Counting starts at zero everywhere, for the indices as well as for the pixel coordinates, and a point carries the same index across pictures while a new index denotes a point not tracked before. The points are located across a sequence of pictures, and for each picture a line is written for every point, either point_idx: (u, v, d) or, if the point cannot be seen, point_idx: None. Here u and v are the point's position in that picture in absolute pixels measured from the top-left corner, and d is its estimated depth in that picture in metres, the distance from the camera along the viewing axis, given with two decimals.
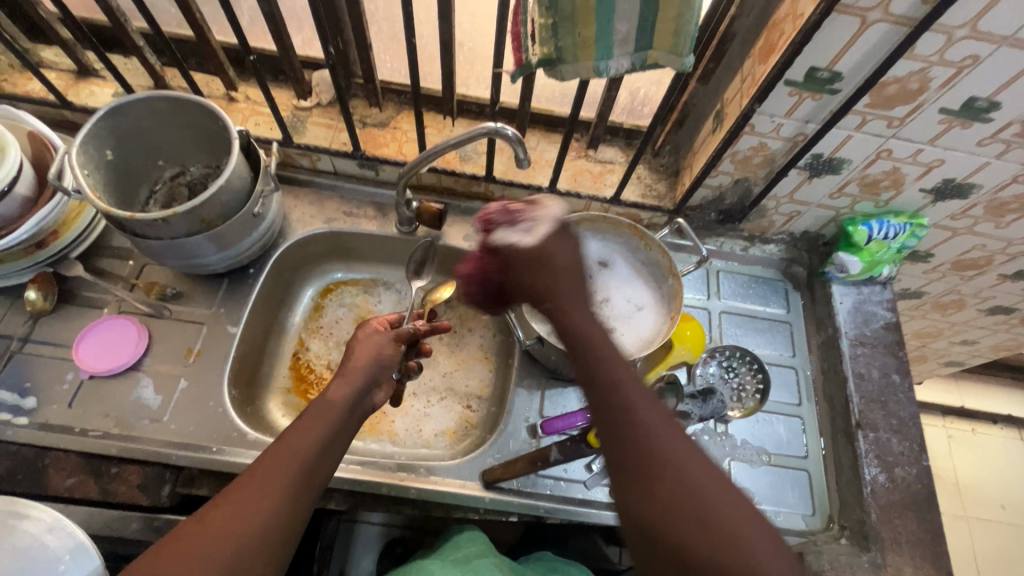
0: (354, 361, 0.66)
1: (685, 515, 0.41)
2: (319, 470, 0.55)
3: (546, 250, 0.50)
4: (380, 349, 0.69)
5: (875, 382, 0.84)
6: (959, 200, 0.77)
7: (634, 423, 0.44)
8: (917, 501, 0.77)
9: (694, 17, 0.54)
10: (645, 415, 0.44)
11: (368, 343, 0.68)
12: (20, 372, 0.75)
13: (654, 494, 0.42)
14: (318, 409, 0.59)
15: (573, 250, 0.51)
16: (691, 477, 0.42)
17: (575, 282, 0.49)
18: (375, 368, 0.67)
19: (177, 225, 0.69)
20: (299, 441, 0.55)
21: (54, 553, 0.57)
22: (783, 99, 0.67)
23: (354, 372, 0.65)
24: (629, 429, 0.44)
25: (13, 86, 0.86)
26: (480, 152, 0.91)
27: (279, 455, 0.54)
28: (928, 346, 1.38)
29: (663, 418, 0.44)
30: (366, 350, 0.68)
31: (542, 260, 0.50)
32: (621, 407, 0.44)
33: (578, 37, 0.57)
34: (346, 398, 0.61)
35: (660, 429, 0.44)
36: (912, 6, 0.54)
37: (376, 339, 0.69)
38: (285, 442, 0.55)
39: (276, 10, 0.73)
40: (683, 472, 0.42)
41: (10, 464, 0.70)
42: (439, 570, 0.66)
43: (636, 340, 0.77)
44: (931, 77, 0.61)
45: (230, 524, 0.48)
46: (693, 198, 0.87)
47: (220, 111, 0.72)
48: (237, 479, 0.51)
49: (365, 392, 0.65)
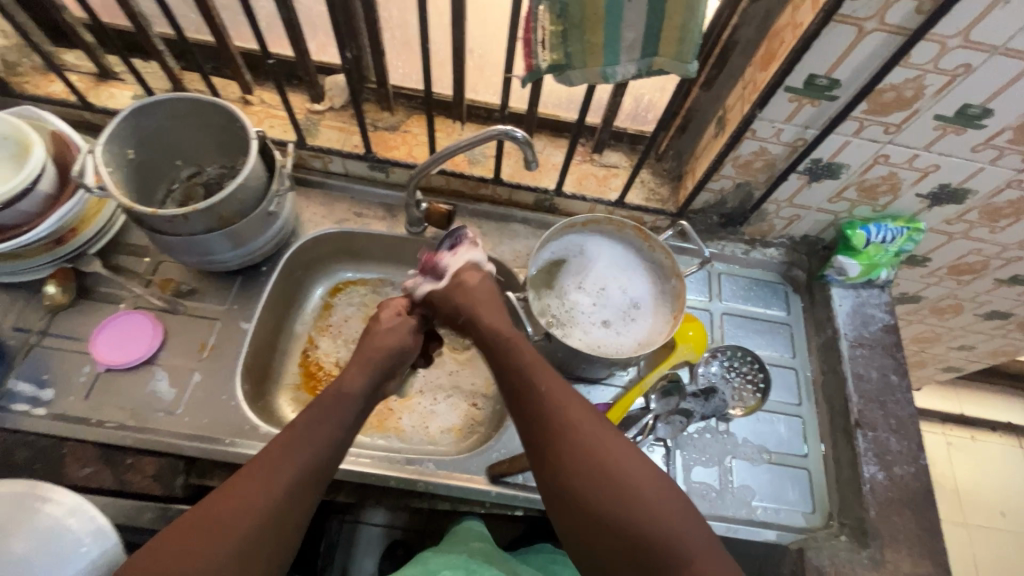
0: (383, 343, 0.72)
1: (591, 478, 0.54)
2: (323, 461, 0.58)
3: (453, 295, 0.74)
4: (402, 338, 0.74)
5: (874, 382, 0.86)
6: (954, 205, 0.80)
7: (549, 414, 0.59)
8: (915, 499, 0.79)
9: (697, 25, 0.57)
10: (557, 406, 0.59)
11: (398, 327, 0.75)
12: (38, 364, 0.76)
13: (565, 465, 0.55)
14: (331, 402, 0.63)
15: (476, 291, 0.74)
16: (594, 449, 0.56)
17: (486, 302, 0.73)
18: (397, 353, 0.73)
19: (195, 221, 0.71)
20: (306, 431, 0.59)
21: (75, 534, 0.61)
22: (784, 104, 0.69)
23: (377, 356, 0.70)
24: (545, 420, 0.58)
25: (36, 88, 0.89)
26: (488, 155, 0.93)
27: (287, 444, 0.57)
28: (927, 352, 1.39)
29: (574, 407, 0.59)
30: (393, 334, 0.74)
31: (459, 287, 0.74)
32: (538, 406, 0.60)
33: (586, 43, 0.59)
34: (360, 390, 0.66)
35: (570, 414, 0.58)
36: (907, 16, 0.57)
37: (402, 324, 0.76)
38: (291, 432, 0.58)
39: (294, 16, 0.75)
40: (590, 447, 0.56)
41: (29, 454, 0.72)
42: (433, 558, 0.68)
43: (633, 337, 0.81)
44: (926, 85, 0.63)
45: (240, 510, 0.51)
46: (695, 202, 0.89)
47: (239, 113, 0.75)
48: (240, 471, 0.55)
49: (382, 379, 0.70)
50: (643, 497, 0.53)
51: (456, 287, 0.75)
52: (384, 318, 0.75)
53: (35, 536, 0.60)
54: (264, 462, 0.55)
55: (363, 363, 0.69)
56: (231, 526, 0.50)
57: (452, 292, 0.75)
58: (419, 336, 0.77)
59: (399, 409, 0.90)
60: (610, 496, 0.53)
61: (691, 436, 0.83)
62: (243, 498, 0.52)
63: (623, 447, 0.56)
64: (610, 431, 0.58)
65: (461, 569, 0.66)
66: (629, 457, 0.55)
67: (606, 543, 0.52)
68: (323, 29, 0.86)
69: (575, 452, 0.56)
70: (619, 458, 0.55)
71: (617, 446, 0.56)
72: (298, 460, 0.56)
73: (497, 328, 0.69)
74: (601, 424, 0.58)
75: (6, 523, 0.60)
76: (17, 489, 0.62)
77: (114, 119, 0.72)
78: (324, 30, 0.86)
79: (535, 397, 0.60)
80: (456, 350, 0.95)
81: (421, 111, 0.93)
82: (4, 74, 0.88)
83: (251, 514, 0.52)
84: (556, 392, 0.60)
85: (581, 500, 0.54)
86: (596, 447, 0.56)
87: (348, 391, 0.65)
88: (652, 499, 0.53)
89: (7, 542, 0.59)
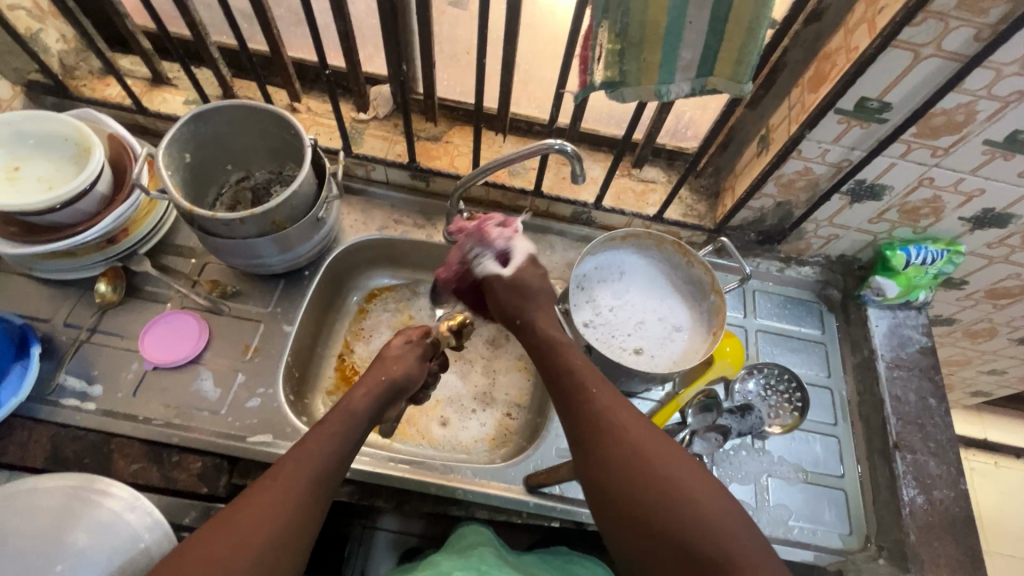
0: (388, 372, 0.70)
1: (636, 476, 0.54)
2: (329, 478, 0.59)
3: (520, 285, 0.74)
4: (410, 366, 0.73)
5: (913, 405, 0.85)
6: (997, 229, 0.79)
7: (596, 414, 0.60)
8: (956, 525, 0.78)
9: (756, 47, 0.57)
10: (602, 418, 0.60)
11: (407, 354, 0.74)
12: (89, 361, 0.78)
13: (612, 463, 0.56)
14: (341, 418, 0.63)
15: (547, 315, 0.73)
16: (639, 451, 0.56)
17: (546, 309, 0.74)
18: (404, 381, 0.71)
19: (250, 225, 0.73)
20: (318, 448, 0.59)
21: (133, 528, 0.65)
22: (832, 126, 0.70)
23: (386, 378, 0.69)
24: (590, 425, 0.60)
25: (93, 91, 0.92)
26: (529, 168, 0.95)
27: (300, 461, 0.57)
28: (956, 375, 1.38)
29: (620, 414, 0.60)
30: (402, 361, 0.72)
31: (518, 286, 0.74)
32: (580, 413, 0.61)
33: (643, 62, 0.60)
34: (366, 410, 0.66)
35: (615, 422, 0.59)
36: (964, 43, 0.58)
37: (412, 351, 0.74)
38: (305, 445, 0.59)
39: (349, 29, 0.77)
40: (634, 448, 0.56)
41: (78, 448, 0.73)
42: (443, 560, 0.71)
43: (666, 364, 0.80)
44: (977, 111, 0.63)
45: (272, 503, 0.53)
46: (734, 219, 0.90)
47: (292, 119, 0.77)
48: (265, 473, 0.56)
49: (386, 405, 0.70)
50: (688, 494, 0.52)
51: (516, 282, 0.74)
52: (396, 343, 0.74)
53: (95, 528, 0.64)
54: (282, 472, 0.56)
55: (371, 387, 0.68)
56: (251, 540, 0.51)
57: (506, 291, 0.74)
58: (425, 364, 0.76)
59: (432, 415, 0.91)
60: (655, 496, 0.53)
61: (727, 453, 0.83)
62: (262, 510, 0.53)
63: (670, 449, 0.56)
64: (654, 438, 0.57)
65: (472, 570, 0.67)
66: (675, 462, 0.55)
67: (652, 544, 0.52)
68: (372, 41, 0.88)
69: (619, 448, 0.57)
70: (664, 464, 0.55)
71: (662, 448, 0.56)
72: (306, 479, 0.56)
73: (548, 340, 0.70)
74: (636, 426, 0.59)
75: (67, 515, 0.64)
76: (74, 482, 0.66)
77: (175, 123, 0.74)
78: (373, 42, 0.88)
79: (577, 401, 0.62)
80: (490, 359, 0.96)
81: (464, 123, 0.95)
82: (62, 77, 0.91)
83: (270, 528, 0.52)
84: (603, 398, 0.61)
85: (629, 497, 0.54)
86: (639, 450, 0.56)
87: (358, 409, 0.65)
88: (699, 496, 0.52)
89: (69, 534, 0.63)
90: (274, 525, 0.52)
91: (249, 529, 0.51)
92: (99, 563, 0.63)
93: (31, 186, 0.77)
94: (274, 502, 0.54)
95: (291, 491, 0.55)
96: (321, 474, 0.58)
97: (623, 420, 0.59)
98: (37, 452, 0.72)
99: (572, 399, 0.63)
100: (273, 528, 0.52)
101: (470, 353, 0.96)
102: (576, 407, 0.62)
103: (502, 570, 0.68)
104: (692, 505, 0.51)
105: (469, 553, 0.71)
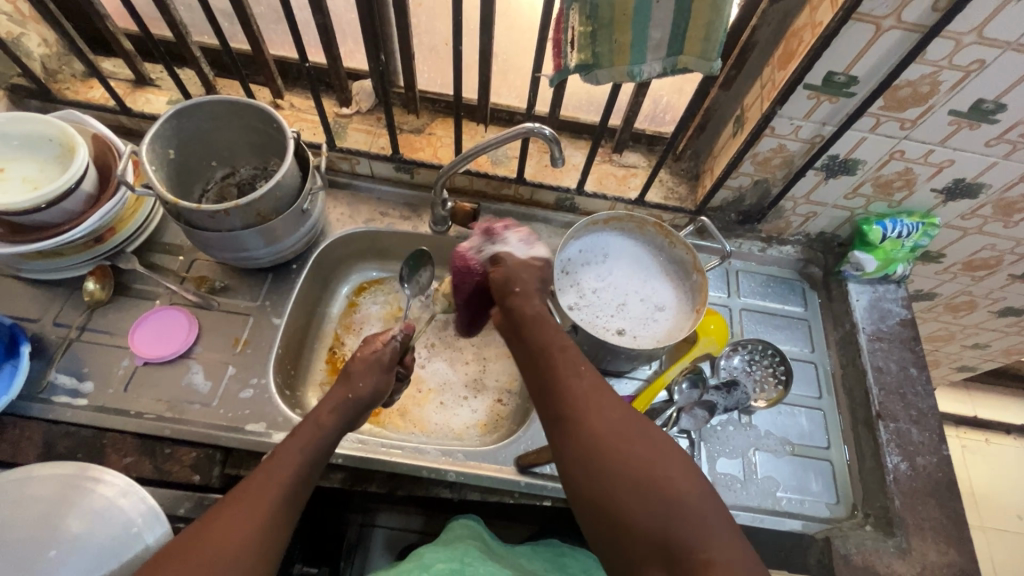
0: (352, 390, 0.69)
1: (626, 473, 0.53)
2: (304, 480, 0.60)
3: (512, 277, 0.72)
4: (374, 380, 0.71)
5: (894, 374, 0.87)
6: (968, 200, 0.81)
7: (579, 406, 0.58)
8: (939, 489, 0.80)
9: (723, 24, 0.59)
10: (587, 401, 0.59)
11: (370, 366, 0.72)
12: (80, 358, 0.79)
13: (595, 449, 0.55)
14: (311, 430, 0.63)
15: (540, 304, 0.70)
16: (626, 440, 0.55)
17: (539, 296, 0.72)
18: (367, 398, 0.70)
19: (235, 218, 0.74)
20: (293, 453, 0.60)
21: (127, 514, 0.65)
22: (802, 102, 0.71)
23: (349, 397, 0.68)
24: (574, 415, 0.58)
25: (76, 94, 0.93)
26: (511, 156, 0.96)
27: (272, 467, 0.59)
28: (941, 351, 1.40)
29: (604, 404, 0.58)
30: (366, 377, 0.71)
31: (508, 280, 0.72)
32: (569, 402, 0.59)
33: (614, 43, 0.61)
34: (335, 423, 0.65)
35: (602, 407, 0.58)
36: (923, 14, 0.59)
37: (376, 361, 0.72)
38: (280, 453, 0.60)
39: (329, 23, 0.78)
40: (620, 442, 0.55)
41: (70, 444, 0.74)
42: (427, 550, 0.71)
43: (650, 343, 0.82)
44: (941, 81, 0.65)
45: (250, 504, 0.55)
46: (714, 199, 0.91)
47: (275, 113, 0.78)
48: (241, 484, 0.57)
49: (356, 418, 0.69)
50: (675, 491, 0.52)
51: (496, 263, 0.75)
52: (359, 356, 0.72)
53: (88, 516, 0.65)
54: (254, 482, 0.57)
55: (336, 404, 0.67)
56: (227, 542, 0.52)
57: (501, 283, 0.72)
58: (391, 375, 0.74)
59: (424, 404, 0.92)
60: (637, 486, 0.52)
61: (714, 428, 0.84)
62: (237, 513, 0.54)
63: (655, 443, 0.55)
64: (636, 428, 0.56)
65: (455, 563, 0.67)
66: (657, 452, 0.54)
67: (634, 537, 0.51)
68: (352, 36, 0.90)
69: (603, 440, 0.55)
70: (654, 458, 0.54)
71: (647, 441, 0.55)
72: (278, 481, 0.57)
73: (533, 315, 0.68)
74: (623, 415, 0.58)
75: (60, 505, 0.65)
76: (67, 471, 0.67)
77: (157, 119, 0.75)
78: (353, 37, 0.90)
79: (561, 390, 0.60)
80: (480, 347, 0.96)
81: (446, 115, 0.96)
82: (45, 80, 0.91)
83: (242, 532, 0.53)
84: (585, 386, 0.60)
85: (612, 490, 0.53)
86: (627, 442, 0.55)
87: (327, 423, 0.65)
88: (684, 494, 0.51)
89: (62, 521, 0.64)
90: (247, 526, 0.53)
91: (223, 531, 0.52)
92: (94, 550, 0.63)
93: (16, 186, 0.78)
94: (248, 503, 0.55)
95: (266, 492, 0.56)
96: (295, 480, 0.59)
97: (610, 410, 0.58)
98: (30, 449, 0.73)
99: (555, 381, 0.61)
100: (248, 531, 0.53)
101: (460, 341, 0.97)
102: (558, 390, 0.61)
103: (484, 564, 0.68)
104: (674, 498, 0.51)
105: (453, 547, 0.71)
